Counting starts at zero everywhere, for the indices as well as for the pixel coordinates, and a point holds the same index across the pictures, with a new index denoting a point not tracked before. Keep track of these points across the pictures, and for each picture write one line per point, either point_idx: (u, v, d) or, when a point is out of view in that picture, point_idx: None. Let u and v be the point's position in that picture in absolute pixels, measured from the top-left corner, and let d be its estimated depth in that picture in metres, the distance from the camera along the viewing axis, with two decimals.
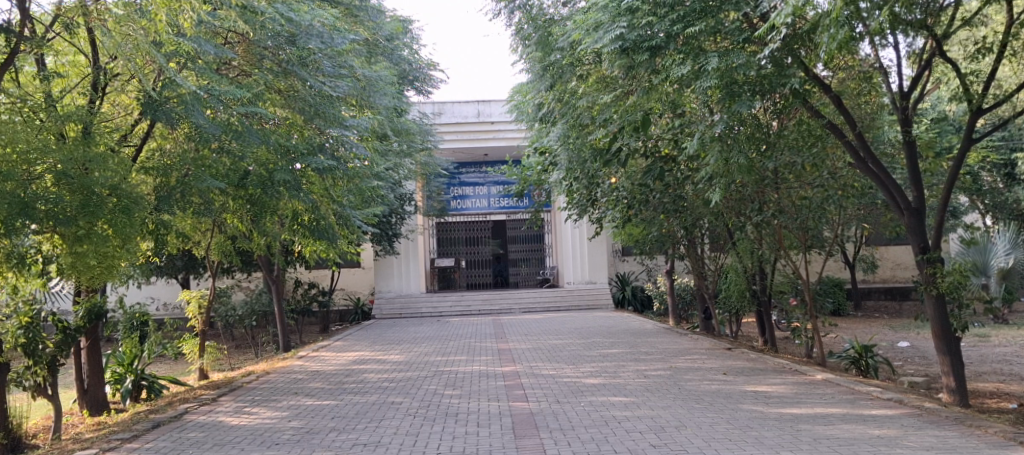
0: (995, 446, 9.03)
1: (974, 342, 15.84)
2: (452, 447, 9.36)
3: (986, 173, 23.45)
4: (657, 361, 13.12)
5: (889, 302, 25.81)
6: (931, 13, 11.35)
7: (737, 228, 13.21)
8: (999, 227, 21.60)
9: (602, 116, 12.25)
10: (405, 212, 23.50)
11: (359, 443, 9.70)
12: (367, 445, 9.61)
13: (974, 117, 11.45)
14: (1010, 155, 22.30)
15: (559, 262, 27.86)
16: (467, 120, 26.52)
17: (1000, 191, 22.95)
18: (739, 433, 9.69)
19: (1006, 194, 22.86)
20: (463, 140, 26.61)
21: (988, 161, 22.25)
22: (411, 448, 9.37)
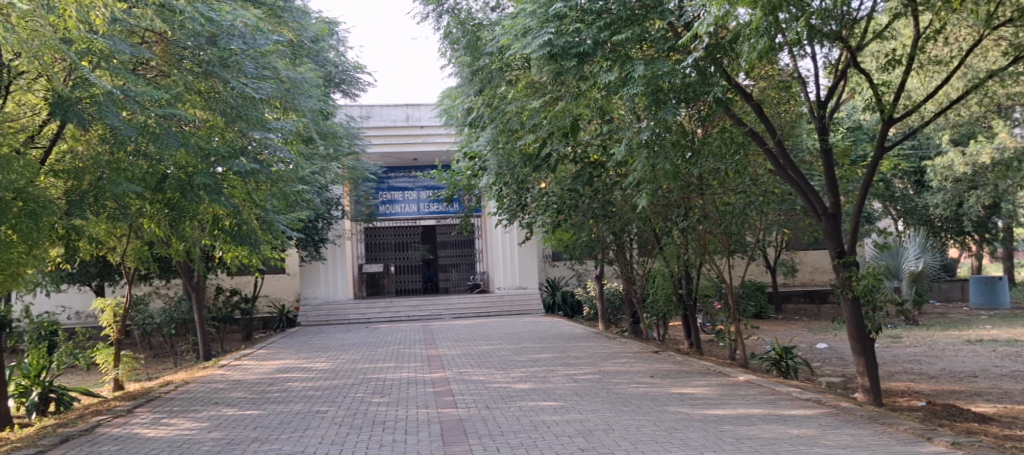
0: (906, 443, 9.40)
1: (887, 343, 16.51)
2: None
3: (898, 181, 24.73)
4: (586, 365, 13.22)
5: (807, 305, 26.58)
6: (845, 25, 11.74)
7: (664, 234, 13.44)
8: (909, 232, 22.62)
9: (531, 122, 12.30)
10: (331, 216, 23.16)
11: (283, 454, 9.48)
12: None
13: (885, 128, 11.91)
14: (920, 164, 23.45)
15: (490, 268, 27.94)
16: (396, 124, 26.26)
17: (911, 197, 24.19)
18: (665, 435, 9.86)
19: (915, 200, 24.09)
20: (393, 145, 26.35)
21: (899, 168, 23.61)
22: None
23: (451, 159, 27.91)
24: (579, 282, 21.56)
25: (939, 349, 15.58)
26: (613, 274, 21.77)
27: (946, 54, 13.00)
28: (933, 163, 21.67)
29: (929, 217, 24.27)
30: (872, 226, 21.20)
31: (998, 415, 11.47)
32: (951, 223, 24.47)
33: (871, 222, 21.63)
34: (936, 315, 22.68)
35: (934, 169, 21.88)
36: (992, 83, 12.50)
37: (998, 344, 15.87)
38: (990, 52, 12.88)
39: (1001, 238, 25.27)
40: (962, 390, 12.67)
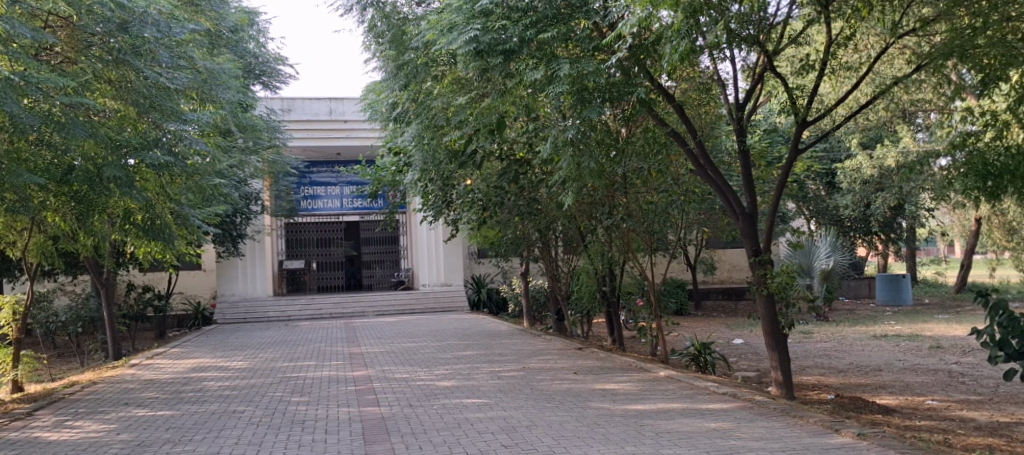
0: (815, 435, 9.64)
1: (800, 338, 17.11)
2: None
3: (811, 183, 25.78)
4: (510, 362, 13.25)
5: (726, 302, 27.53)
6: (761, 29, 11.89)
7: (589, 231, 13.66)
8: (821, 231, 23.53)
9: (457, 118, 12.24)
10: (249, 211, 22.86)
11: None
12: None
13: (799, 131, 12.15)
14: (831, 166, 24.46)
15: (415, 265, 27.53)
16: (318, 117, 25.78)
17: (823, 198, 25.48)
18: (586, 430, 9.93)
19: (828, 201, 25.28)
20: (314, 138, 25.79)
21: (813, 169, 24.62)
22: None
23: (374, 155, 27.61)
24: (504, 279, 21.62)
25: (847, 344, 16.24)
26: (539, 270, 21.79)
27: (855, 61, 13.47)
28: (838, 167, 22.89)
29: (839, 217, 25.38)
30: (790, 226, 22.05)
31: (900, 407, 11.94)
32: (859, 224, 25.59)
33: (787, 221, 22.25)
34: (844, 312, 23.59)
35: (843, 172, 22.80)
36: (897, 89, 13.02)
37: (902, 339, 16.63)
38: (896, 60, 13.32)
39: (905, 238, 26.48)
40: (868, 383, 13.22)
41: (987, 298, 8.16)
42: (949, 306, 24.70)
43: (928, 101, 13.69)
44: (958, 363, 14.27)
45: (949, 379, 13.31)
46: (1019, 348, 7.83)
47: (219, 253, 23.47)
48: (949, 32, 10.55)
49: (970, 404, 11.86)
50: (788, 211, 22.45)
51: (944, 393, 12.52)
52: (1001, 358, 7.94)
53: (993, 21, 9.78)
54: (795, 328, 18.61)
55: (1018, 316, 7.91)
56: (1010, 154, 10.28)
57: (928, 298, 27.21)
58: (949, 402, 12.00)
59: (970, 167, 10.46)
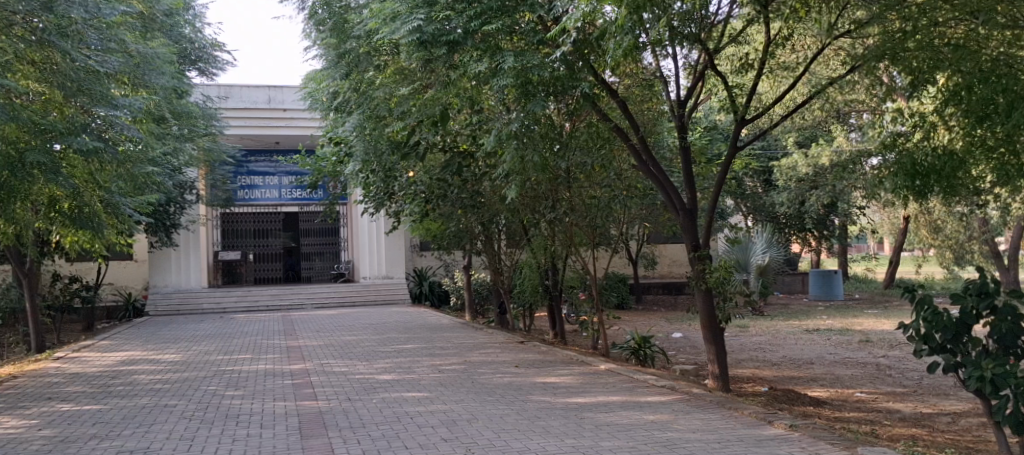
0: (750, 426, 9.35)
1: (736, 332, 17.47)
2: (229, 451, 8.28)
3: (748, 180, 26.43)
4: (452, 355, 13.14)
5: (665, 296, 27.42)
6: (702, 28, 11.87)
7: (532, 225, 13.68)
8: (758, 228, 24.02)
9: (399, 109, 11.98)
10: (186, 201, 22.70)
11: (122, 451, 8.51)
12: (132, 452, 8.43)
13: (738, 128, 12.15)
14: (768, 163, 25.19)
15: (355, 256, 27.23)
16: (257, 105, 25.17)
17: (759, 195, 26.02)
18: (528, 423, 9.41)
19: (764, 198, 25.88)
20: (252, 127, 25.23)
21: (751, 168, 25.55)
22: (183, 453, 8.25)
23: (313, 145, 27.10)
24: (447, 273, 21.63)
25: (781, 338, 16.62)
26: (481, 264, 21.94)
27: (792, 61, 13.64)
28: (777, 164, 23.67)
29: (774, 214, 26.01)
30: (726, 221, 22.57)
31: (831, 399, 12.15)
32: (794, 221, 26.26)
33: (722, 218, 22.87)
34: (778, 306, 24.21)
35: (779, 170, 23.35)
36: (832, 90, 13.35)
37: (833, 333, 17.06)
38: (832, 61, 13.65)
39: (836, 235, 26.98)
40: (800, 376, 13.50)
41: (914, 294, 7.55)
42: (878, 301, 25.51)
43: (860, 101, 14.04)
44: (886, 357, 14.70)
45: (877, 373, 13.67)
46: (943, 344, 7.44)
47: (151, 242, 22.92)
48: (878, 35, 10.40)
49: (896, 396, 12.15)
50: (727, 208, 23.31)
51: (873, 385, 12.83)
52: (926, 351, 7.53)
53: (921, 27, 9.64)
54: (733, 322, 18.94)
55: (943, 310, 7.38)
56: (937, 153, 10.10)
57: (858, 294, 28.03)
58: (877, 394, 12.27)
59: (900, 166, 10.17)
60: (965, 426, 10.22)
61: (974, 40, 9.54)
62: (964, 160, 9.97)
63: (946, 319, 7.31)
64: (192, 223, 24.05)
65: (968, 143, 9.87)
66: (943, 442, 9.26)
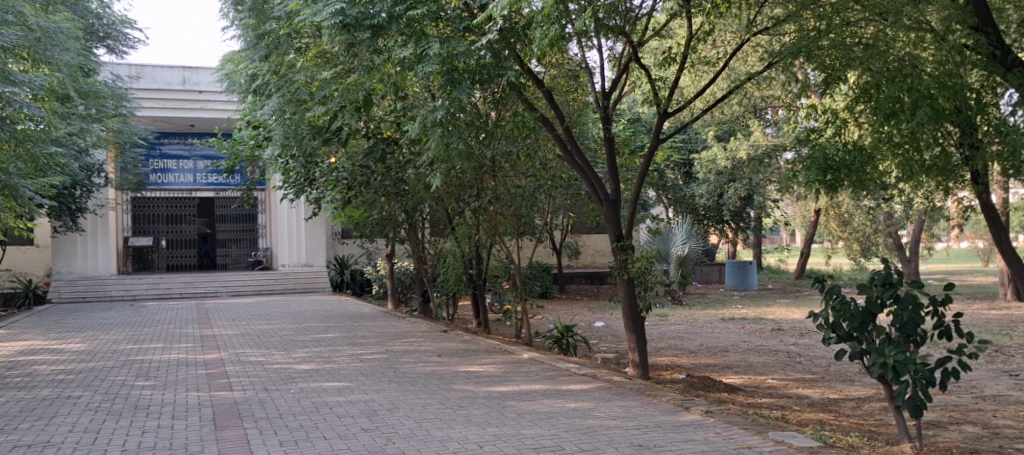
0: (668, 413, 9.48)
1: (656, 321, 17.76)
2: (138, 445, 7.85)
3: (669, 172, 26.94)
4: (372, 345, 12.94)
5: (589, 286, 27.32)
6: (626, 21, 11.60)
7: (456, 213, 13.57)
8: (678, 219, 24.42)
9: (321, 93, 11.54)
10: (94, 184, 21.81)
11: (21, 445, 7.97)
12: (32, 446, 7.90)
13: (661, 120, 12.02)
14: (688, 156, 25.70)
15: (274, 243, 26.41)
16: (170, 87, 24.33)
17: (681, 188, 26.58)
18: (450, 413, 9.24)
19: (684, 190, 26.47)
20: (165, 109, 24.36)
21: (673, 159, 26.07)
22: (88, 447, 7.79)
23: (231, 129, 26.42)
24: (370, 262, 21.44)
25: (699, 326, 16.96)
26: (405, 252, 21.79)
27: (714, 56, 13.60)
28: (696, 157, 24.12)
29: (694, 206, 26.52)
30: (647, 212, 22.84)
31: (744, 385, 12.36)
32: (712, 212, 26.89)
33: (645, 210, 23.30)
34: (697, 295, 24.76)
35: (700, 162, 23.71)
36: (749, 86, 13.61)
37: (748, 321, 17.51)
38: (750, 58, 13.84)
39: (753, 227, 27.92)
40: (716, 364, 13.75)
41: (823, 283, 7.80)
42: (789, 291, 26.32)
43: (775, 98, 14.37)
44: (796, 344, 15.14)
45: (787, 360, 14.05)
46: (849, 331, 7.62)
47: (54, 227, 22.11)
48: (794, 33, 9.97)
49: (806, 382, 12.46)
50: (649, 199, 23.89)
51: (783, 372, 13.15)
52: (833, 339, 7.71)
53: (835, 25, 9.19)
54: (654, 310, 19.24)
55: (851, 300, 7.58)
56: (847, 148, 9.19)
57: (771, 283, 28.86)
58: (787, 381, 12.58)
59: (811, 160, 9.23)
60: (867, 410, 10.51)
61: (881, 40, 8.90)
62: (871, 157, 9.05)
63: (855, 309, 7.50)
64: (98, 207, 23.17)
65: (876, 138, 8.86)
66: (848, 425, 9.50)
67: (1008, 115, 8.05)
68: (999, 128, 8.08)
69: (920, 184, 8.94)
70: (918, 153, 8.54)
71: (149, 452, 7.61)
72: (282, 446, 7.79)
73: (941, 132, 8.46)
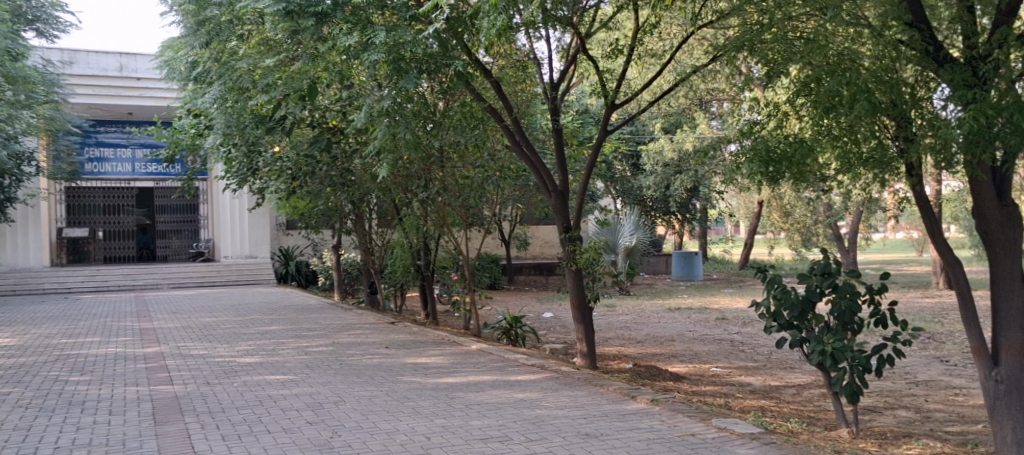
0: (615, 402, 9.54)
1: (604, 311, 17.86)
2: (73, 442, 7.64)
3: (617, 163, 27.09)
4: (318, 337, 12.80)
5: (537, 277, 27.06)
6: (574, 12, 11.55)
7: (404, 204, 13.44)
8: (626, 210, 24.57)
9: (263, 81, 11.12)
10: (23, 173, 21.24)
11: None
12: None
13: (609, 112, 12.05)
14: (636, 147, 25.91)
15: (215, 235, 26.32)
16: (106, 73, 23.79)
17: (628, 179, 26.77)
18: (397, 404, 9.17)
19: (632, 182, 26.67)
20: (101, 96, 23.81)
21: (620, 151, 26.22)
22: (20, 445, 7.56)
23: (170, 117, 25.93)
24: (315, 253, 21.22)
25: (646, 316, 17.09)
26: (350, 244, 21.59)
27: (660, 49, 13.70)
28: (643, 148, 24.31)
29: (642, 197, 26.86)
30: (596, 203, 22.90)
31: (689, 374, 12.48)
32: (660, 203, 27.12)
33: (594, 201, 23.37)
34: (645, 286, 24.96)
35: (647, 154, 23.87)
36: (695, 79, 13.69)
37: (693, 311, 17.71)
38: (695, 51, 13.94)
39: (698, 218, 28.32)
40: (663, 353, 13.86)
41: (764, 273, 7.89)
42: (734, 281, 26.70)
43: (720, 91, 14.53)
44: (740, 333, 15.34)
45: (731, 348, 14.23)
46: (790, 320, 7.68)
47: None
48: (737, 27, 9.45)
49: (748, 370, 12.63)
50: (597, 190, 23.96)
51: (727, 360, 13.31)
52: (775, 328, 7.78)
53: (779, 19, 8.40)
54: (601, 301, 19.37)
55: (792, 288, 7.69)
56: (790, 140, 8.26)
57: (716, 274, 29.23)
58: (731, 369, 12.73)
59: (752, 152, 8.33)
60: (807, 397, 10.68)
61: (822, 35, 8.01)
62: (812, 149, 8.06)
63: (795, 297, 7.61)
64: (29, 197, 22.57)
65: (815, 130, 7.99)
66: (788, 412, 9.65)
67: (945, 112, 7.23)
68: (934, 122, 7.19)
69: (859, 178, 8.05)
70: (856, 146, 7.64)
71: (85, 449, 7.41)
72: (224, 441, 7.67)
73: (877, 124, 7.57)
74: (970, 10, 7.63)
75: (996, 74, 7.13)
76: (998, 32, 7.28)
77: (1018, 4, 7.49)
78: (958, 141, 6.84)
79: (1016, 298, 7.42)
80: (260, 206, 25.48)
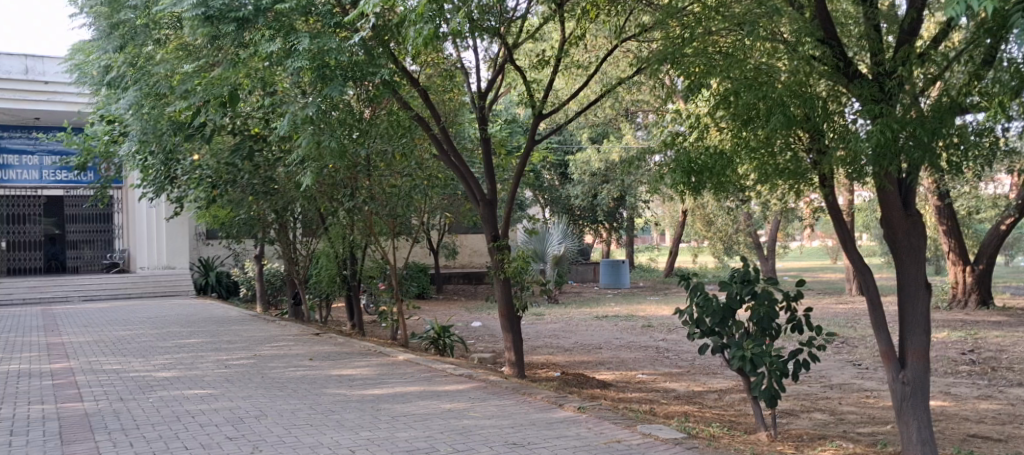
0: (542, 410, 9.53)
1: (532, 320, 17.89)
2: None
3: (545, 172, 27.24)
4: (240, 350, 12.54)
5: (466, 286, 27.35)
6: (501, 22, 11.40)
7: (329, 213, 13.28)
8: (555, 220, 24.70)
9: (182, 87, 10.90)
10: None
11: None
12: None
13: (537, 122, 12.07)
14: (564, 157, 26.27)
15: (132, 245, 25.60)
16: (12, 75, 22.95)
17: (556, 188, 26.95)
18: (321, 418, 9.01)
19: (559, 191, 26.85)
20: (6, 100, 22.92)
21: (548, 160, 26.39)
22: None
23: (82, 123, 25.19)
24: (237, 263, 20.80)
25: (574, 325, 17.18)
26: (272, 254, 21.25)
27: (587, 60, 13.79)
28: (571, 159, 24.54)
29: (570, 206, 27.10)
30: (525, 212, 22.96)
31: (616, 381, 12.55)
32: (587, 213, 27.38)
33: (523, 210, 23.41)
34: (573, 294, 25.11)
35: (575, 164, 24.09)
36: (620, 90, 13.84)
37: (619, 318, 17.87)
38: (621, 63, 14.08)
39: (625, 227, 28.78)
40: (590, 361, 13.92)
41: (687, 280, 7.96)
42: (660, 289, 27.06)
43: (644, 103, 14.74)
44: (665, 340, 15.53)
45: (656, 355, 14.38)
46: (712, 328, 7.77)
47: None
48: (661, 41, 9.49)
49: (673, 376, 12.77)
50: (525, 199, 24.08)
51: (653, 367, 13.45)
52: (697, 335, 7.87)
53: (700, 35, 8.52)
54: (529, 310, 19.42)
55: (714, 297, 7.77)
56: (711, 150, 8.35)
57: (643, 282, 29.60)
58: (656, 375, 12.85)
59: (675, 162, 8.45)
60: (729, 401, 10.85)
61: (739, 50, 8.18)
62: (731, 160, 8.23)
63: (717, 305, 7.69)
64: None
65: (735, 142, 8.12)
66: (711, 416, 9.77)
67: (856, 125, 7.40)
68: (845, 135, 7.38)
69: (774, 188, 8.22)
70: (772, 158, 7.82)
71: None
72: None
73: (791, 136, 7.75)
74: (876, 28, 7.85)
75: (901, 90, 7.39)
76: (902, 50, 7.53)
77: (920, 24, 7.81)
78: (868, 154, 7.01)
79: (919, 304, 7.65)
80: (178, 214, 24.79)
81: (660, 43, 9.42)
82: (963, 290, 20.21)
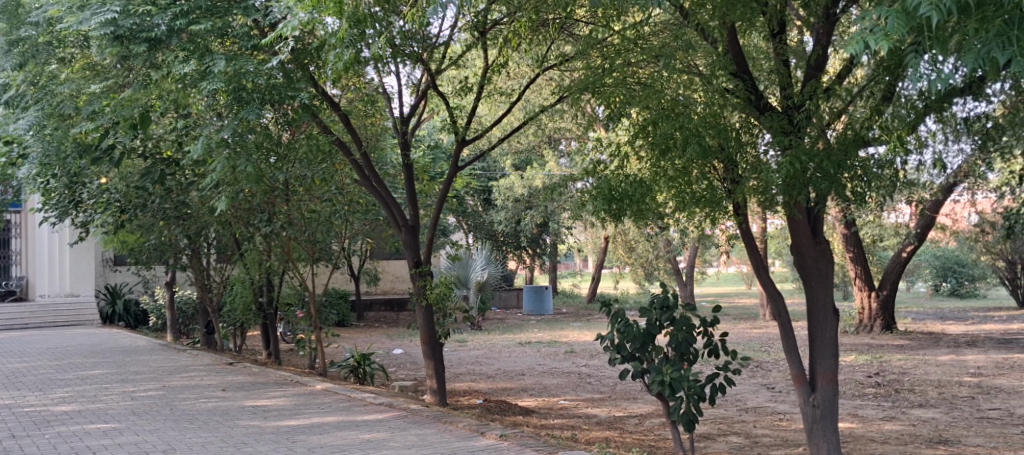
0: (463, 439, 9.39)
1: (454, 347, 17.76)
2: None
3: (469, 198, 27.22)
4: (148, 381, 12.11)
5: (388, 313, 27.00)
6: (423, 48, 11.28)
7: (245, 239, 12.95)
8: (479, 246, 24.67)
9: (88, 109, 10.55)
10: None
11: None
12: None
13: (459, 148, 12.01)
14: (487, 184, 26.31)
15: (31, 273, 24.83)
16: None
17: (479, 214, 26.93)
18: (233, 450, 8.72)
19: (483, 217, 26.85)
20: None
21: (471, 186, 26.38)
22: None
23: None
24: (147, 291, 20.23)
25: (496, 351, 17.10)
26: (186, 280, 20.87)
27: (510, 88, 13.82)
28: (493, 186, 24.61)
29: (493, 231, 27.09)
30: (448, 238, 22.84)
31: (538, 407, 12.48)
32: (511, 239, 27.43)
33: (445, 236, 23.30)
34: (496, 320, 25.06)
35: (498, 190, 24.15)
36: (541, 117, 13.90)
37: (542, 344, 17.86)
38: (543, 90, 14.14)
39: (549, 252, 29.19)
40: (512, 387, 13.83)
41: (608, 306, 7.95)
42: (583, 314, 27.19)
43: (567, 130, 14.83)
44: (587, 366, 15.55)
45: (578, 381, 14.36)
46: (632, 352, 7.78)
47: None
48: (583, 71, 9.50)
49: (594, 402, 12.77)
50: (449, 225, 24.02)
51: (575, 393, 13.43)
52: (618, 360, 7.86)
53: (619, 65, 8.61)
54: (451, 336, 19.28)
55: (634, 322, 7.77)
56: (630, 178, 8.37)
57: (566, 308, 29.72)
58: (578, 401, 12.83)
59: (596, 190, 8.34)
60: (648, 426, 10.88)
61: (657, 80, 8.21)
62: (650, 188, 8.26)
63: (637, 330, 7.68)
64: None
65: (653, 170, 8.16)
66: (630, 442, 9.77)
67: (766, 155, 7.58)
68: (757, 165, 7.52)
69: (692, 216, 8.29)
70: (689, 186, 7.90)
71: None
72: None
73: (707, 166, 7.87)
74: (785, 64, 8.08)
75: (808, 123, 7.50)
76: (810, 85, 7.66)
77: (825, 61, 8.10)
78: (778, 183, 7.19)
79: (828, 328, 7.83)
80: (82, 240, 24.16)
81: (581, 73, 9.43)
82: (868, 315, 20.82)
